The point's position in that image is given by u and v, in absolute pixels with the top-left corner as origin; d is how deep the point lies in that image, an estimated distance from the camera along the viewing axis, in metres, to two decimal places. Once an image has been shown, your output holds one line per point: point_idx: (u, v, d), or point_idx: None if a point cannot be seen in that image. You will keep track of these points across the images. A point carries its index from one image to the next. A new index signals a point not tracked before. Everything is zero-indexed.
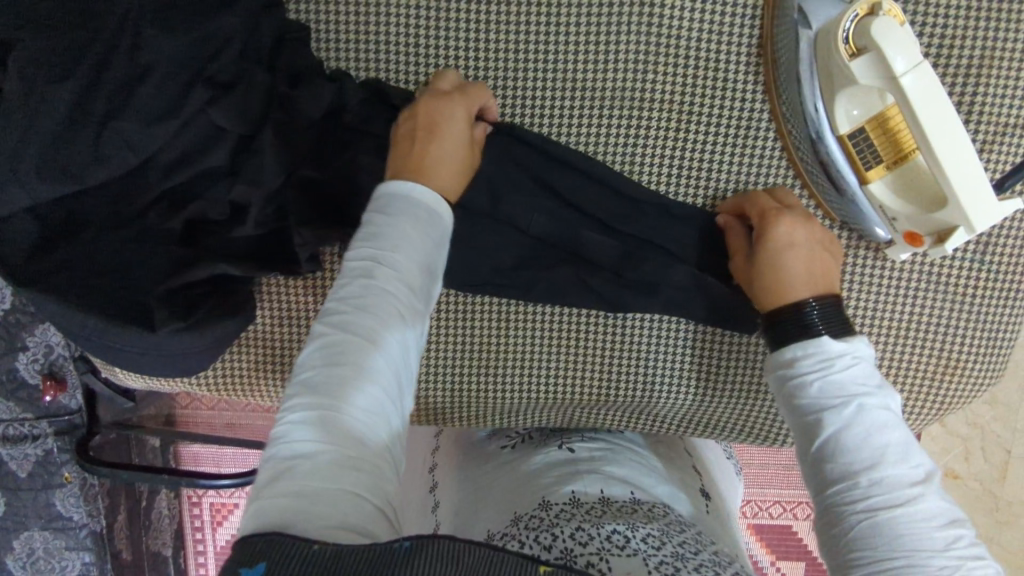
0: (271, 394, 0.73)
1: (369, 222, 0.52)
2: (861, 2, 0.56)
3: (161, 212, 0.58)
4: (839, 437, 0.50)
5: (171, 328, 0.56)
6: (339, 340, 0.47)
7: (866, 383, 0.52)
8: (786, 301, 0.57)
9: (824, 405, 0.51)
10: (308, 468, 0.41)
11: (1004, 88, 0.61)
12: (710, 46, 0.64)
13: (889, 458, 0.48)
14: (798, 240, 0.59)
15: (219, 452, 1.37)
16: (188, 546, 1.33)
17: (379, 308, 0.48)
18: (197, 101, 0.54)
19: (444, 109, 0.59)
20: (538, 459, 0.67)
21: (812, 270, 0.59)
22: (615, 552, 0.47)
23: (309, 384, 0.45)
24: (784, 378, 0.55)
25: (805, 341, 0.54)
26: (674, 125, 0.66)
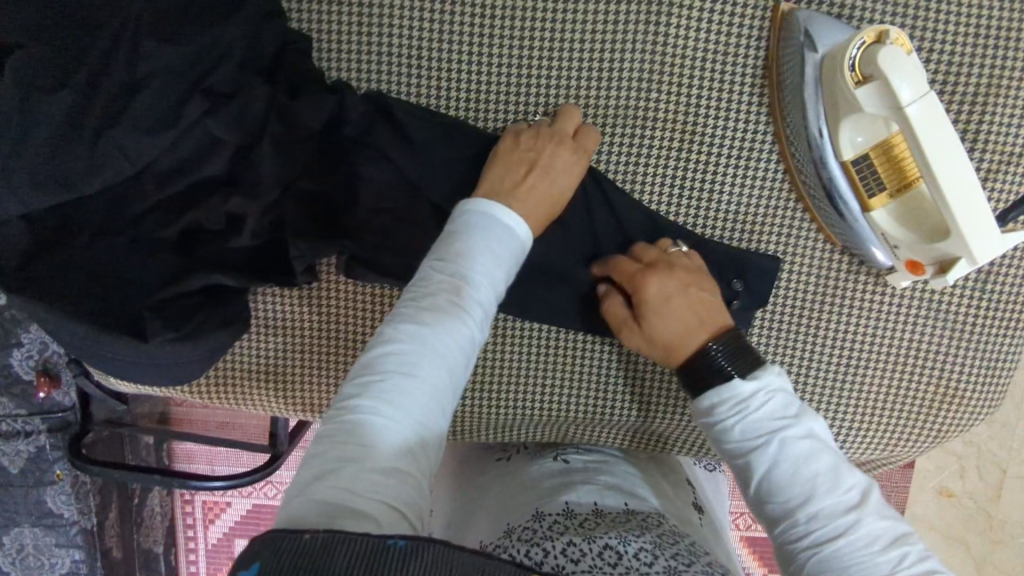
0: (265, 403, 0.73)
1: (456, 239, 0.54)
2: (869, 29, 0.55)
3: (157, 221, 0.57)
4: (768, 477, 0.51)
5: (163, 338, 0.56)
6: (413, 351, 0.48)
7: (783, 415, 0.53)
8: (687, 355, 0.59)
9: (748, 447, 0.52)
10: (356, 468, 0.42)
11: (1011, 118, 0.61)
12: (715, 66, 0.63)
13: (821, 488, 0.49)
14: (674, 295, 0.60)
15: (213, 450, 1.37)
16: (179, 544, 1.33)
17: (454, 330, 0.50)
18: (195, 111, 0.53)
19: (558, 157, 0.61)
20: (534, 469, 0.67)
21: (699, 317, 0.60)
22: (607, 570, 0.46)
23: (378, 382, 0.47)
24: (708, 424, 0.56)
25: (722, 385, 0.55)
26: (676, 144, 0.65)
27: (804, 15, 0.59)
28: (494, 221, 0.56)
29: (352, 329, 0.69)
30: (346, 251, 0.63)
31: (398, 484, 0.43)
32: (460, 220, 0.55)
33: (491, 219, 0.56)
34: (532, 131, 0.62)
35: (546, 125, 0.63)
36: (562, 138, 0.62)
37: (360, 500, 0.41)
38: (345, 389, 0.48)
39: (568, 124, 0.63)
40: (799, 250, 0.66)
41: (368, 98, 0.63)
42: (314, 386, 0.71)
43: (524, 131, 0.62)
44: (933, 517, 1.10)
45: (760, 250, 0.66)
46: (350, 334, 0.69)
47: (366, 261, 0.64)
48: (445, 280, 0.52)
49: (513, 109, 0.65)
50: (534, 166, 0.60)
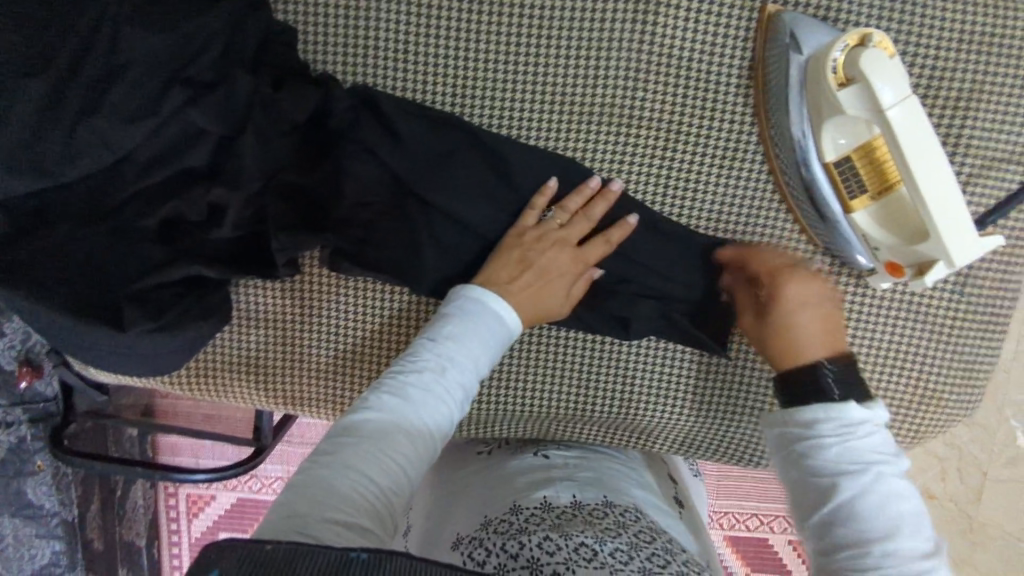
0: (245, 396, 0.73)
1: (448, 323, 0.58)
2: (852, 32, 0.56)
3: (137, 210, 0.57)
4: (854, 503, 0.50)
5: (141, 329, 0.56)
6: (395, 419, 0.51)
7: (883, 451, 0.52)
8: (807, 359, 0.59)
9: (840, 468, 0.51)
10: (325, 516, 0.42)
11: (991, 123, 0.61)
12: (702, 66, 0.63)
13: (903, 529, 0.49)
14: (803, 302, 0.61)
15: (198, 444, 1.36)
16: (162, 536, 1.32)
17: (435, 407, 0.53)
18: (176, 100, 0.53)
19: (551, 257, 0.63)
20: (513, 463, 0.67)
21: (825, 331, 0.61)
22: (582, 564, 0.47)
23: (358, 444, 0.48)
24: (797, 437, 0.55)
25: (828, 403, 0.54)
26: (661, 144, 0.65)
27: (790, 17, 0.60)
28: (488, 307, 0.59)
29: (333, 322, 0.69)
30: (329, 244, 0.63)
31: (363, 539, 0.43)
32: (455, 305, 0.59)
33: (488, 307, 0.59)
34: (536, 231, 0.63)
35: (554, 226, 0.63)
36: (565, 241, 0.63)
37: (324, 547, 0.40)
38: (323, 443, 0.49)
39: (580, 229, 0.64)
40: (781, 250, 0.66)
41: (354, 92, 0.63)
42: (295, 380, 0.71)
43: (528, 231, 0.63)
44: None
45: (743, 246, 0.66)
46: (332, 328, 0.69)
47: (350, 254, 0.63)
48: (432, 358, 0.55)
49: (499, 105, 0.65)
50: (531, 265, 0.62)
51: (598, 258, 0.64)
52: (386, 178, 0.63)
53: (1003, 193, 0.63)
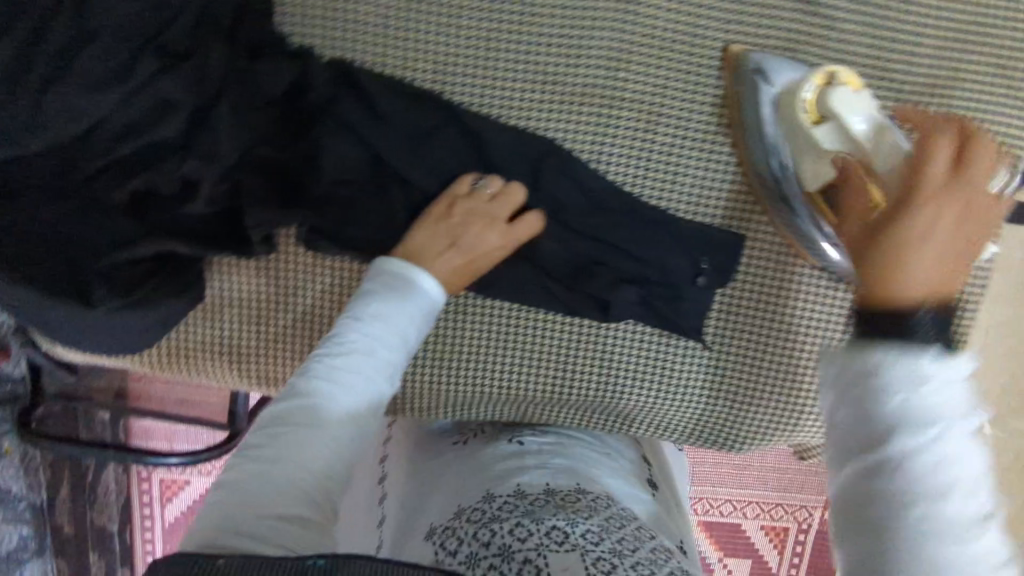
0: (218, 375, 0.71)
1: (374, 302, 0.57)
2: (819, 71, 0.58)
3: (107, 182, 0.55)
4: (903, 462, 0.37)
5: (112, 305, 0.55)
6: (320, 402, 0.50)
7: (950, 410, 0.38)
8: (893, 297, 0.41)
9: (891, 416, 0.38)
10: (259, 512, 0.43)
11: (966, 114, 0.63)
12: (683, 50, 0.64)
13: (954, 493, 0.37)
14: (937, 229, 0.42)
15: (172, 428, 1.35)
16: (135, 522, 1.29)
17: (363, 385, 0.52)
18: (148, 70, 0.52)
19: (480, 229, 0.62)
20: (489, 450, 0.66)
21: (953, 254, 0.42)
22: (553, 547, 0.48)
23: (287, 434, 0.48)
24: (842, 376, 0.41)
25: (920, 351, 0.39)
26: (643, 127, 0.65)
27: (756, 56, 0.62)
28: (416, 284, 0.59)
29: (308, 302, 0.68)
30: (307, 222, 0.62)
31: (301, 532, 0.43)
32: (381, 279, 0.59)
33: (417, 283, 0.59)
34: (470, 203, 0.62)
35: (485, 197, 0.63)
36: (495, 218, 0.62)
37: (258, 546, 0.41)
38: (253, 437, 0.49)
39: (509, 205, 0.63)
40: (757, 235, 0.66)
41: (331, 67, 0.61)
42: (268, 360, 0.70)
43: (461, 199, 0.63)
44: None
45: (721, 227, 0.66)
46: (308, 309, 0.68)
47: (325, 232, 0.63)
48: (361, 336, 0.54)
49: (480, 84, 0.64)
50: (457, 242, 0.61)
51: (527, 236, 0.64)
52: (364, 156, 0.62)
53: None
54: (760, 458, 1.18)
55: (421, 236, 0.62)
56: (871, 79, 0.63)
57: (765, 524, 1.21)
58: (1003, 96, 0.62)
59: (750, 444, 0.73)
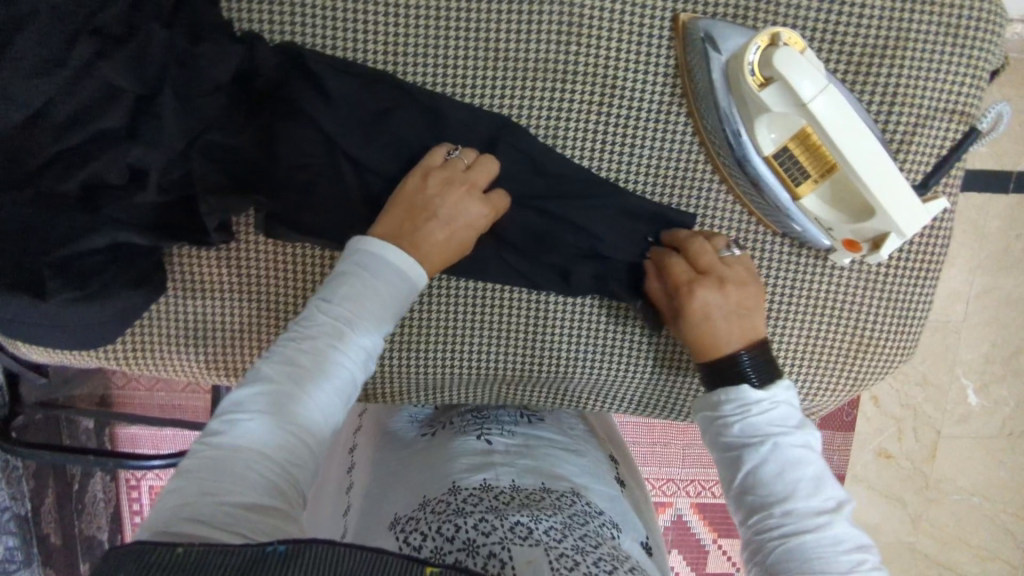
0: (184, 368, 0.71)
1: (346, 281, 0.55)
2: (762, 33, 0.58)
3: (55, 174, 0.54)
4: (757, 470, 0.55)
5: (64, 298, 0.55)
6: (291, 391, 0.49)
7: (782, 424, 0.57)
8: (724, 351, 0.62)
9: (742, 443, 0.57)
10: (214, 499, 0.42)
11: (917, 73, 0.63)
12: (635, 19, 0.63)
13: (801, 491, 0.53)
14: (715, 311, 0.63)
15: (159, 433, 1.34)
16: (125, 531, 1.32)
17: (334, 371, 0.51)
18: (84, 54, 0.51)
19: (454, 201, 0.60)
20: (456, 445, 0.66)
21: (738, 313, 0.63)
22: (517, 542, 0.48)
23: (254, 424, 0.47)
24: (710, 418, 0.60)
25: (730, 388, 0.59)
26: (597, 100, 0.65)
27: (704, 23, 0.62)
28: (387, 262, 0.57)
29: (272, 290, 0.68)
30: (262, 207, 0.63)
31: (257, 517, 0.42)
32: (350, 260, 0.56)
33: (387, 260, 0.57)
34: (444, 172, 0.61)
35: (461, 166, 0.62)
36: (473, 185, 0.61)
37: (216, 533, 0.40)
38: (213, 423, 0.48)
39: (482, 175, 0.62)
40: (718, 207, 0.67)
41: (279, 51, 0.61)
42: (234, 350, 0.70)
43: (435, 170, 0.61)
44: (874, 477, 1.18)
45: (679, 196, 0.67)
46: (272, 297, 0.68)
47: (283, 218, 0.63)
48: (332, 321, 0.53)
49: (432, 63, 0.64)
50: (436, 213, 0.60)
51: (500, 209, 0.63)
52: (317, 138, 0.61)
53: (934, 148, 0.65)
54: None
55: (388, 219, 0.59)
56: (820, 44, 0.63)
57: None
58: (948, 54, 0.63)
59: None
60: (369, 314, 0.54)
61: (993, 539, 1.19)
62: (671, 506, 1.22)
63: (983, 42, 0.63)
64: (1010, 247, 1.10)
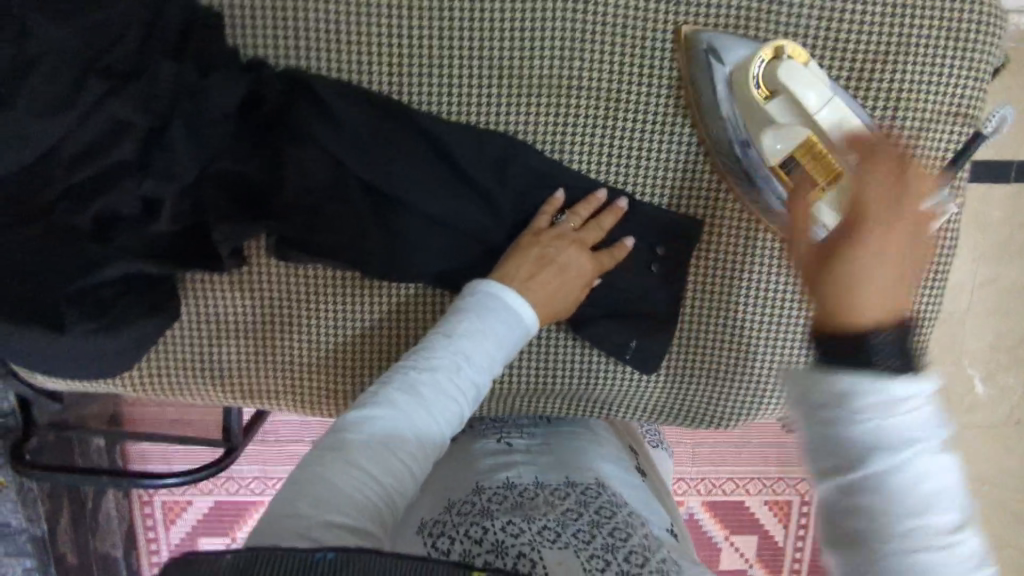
0: (199, 391, 0.71)
1: (465, 318, 0.57)
2: (766, 46, 0.61)
3: (68, 207, 0.55)
4: (893, 487, 0.44)
5: (83, 329, 0.56)
6: (405, 420, 0.50)
7: (922, 427, 0.45)
8: (862, 325, 0.48)
9: (877, 449, 0.45)
10: (325, 514, 0.43)
11: (918, 76, 0.64)
12: (637, 33, 0.64)
13: (937, 508, 0.44)
14: (887, 256, 0.49)
15: (169, 449, 1.35)
16: (141, 546, 1.30)
17: (445, 405, 0.52)
18: (93, 91, 0.52)
19: (570, 252, 0.63)
20: (476, 448, 0.68)
21: (899, 274, 0.49)
22: (547, 543, 0.49)
23: (367, 442, 0.48)
24: (840, 414, 0.46)
25: (873, 376, 0.46)
26: (602, 113, 0.65)
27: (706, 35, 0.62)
28: (504, 302, 0.59)
29: (284, 310, 0.68)
30: (272, 232, 0.62)
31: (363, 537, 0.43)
32: (470, 299, 0.59)
33: (503, 301, 0.59)
34: (555, 232, 0.64)
35: (570, 228, 0.65)
36: (584, 243, 0.64)
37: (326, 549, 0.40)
38: (325, 437, 0.49)
39: (592, 235, 0.65)
40: (722, 215, 0.67)
41: (284, 75, 0.62)
42: (249, 372, 0.70)
43: (546, 231, 0.64)
44: None
45: (683, 206, 0.67)
46: (284, 317, 0.68)
47: (295, 241, 0.63)
48: (446, 353, 0.55)
49: (436, 83, 0.65)
50: (552, 260, 0.62)
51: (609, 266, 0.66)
52: (326, 161, 0.62)
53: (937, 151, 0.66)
54: (755, 434, 1.19)
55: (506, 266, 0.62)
56: (821, 52, 0.63)
57: (769, 499, 1.21)
58: (948, 58, 0.63)
59: (740, 419, 0.72)
60: (483, 354, 0.56)
61: (1006, 528, 1.20)
62: (684, 505, 1.22)
63: (984, 43, 0.63)
64: (1014, 236, 1.10)
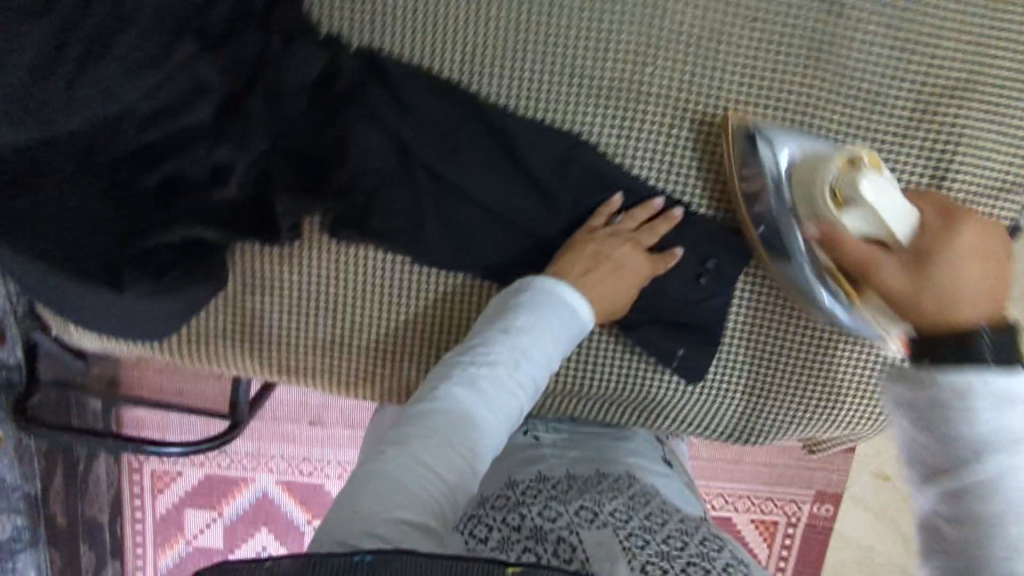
0: (235, 362, 0.70)
1: (521, 314, 0.58)
2: (842, 154, 0.58)
3: (134, 168, 0.55)
4: (1008, 482, 0.40)
5: (139, 291, 0.55)
6: (466, 417, 0.51)
7: None
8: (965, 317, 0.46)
9: (996, 449, 0.41)
10: (388, 512, 0.44)
11: (987, 116, 0.63)
12: (712, 47, 0.64)
13: None
14: (965, 267, 0.50)
15: (165, 418, 1.27)
16: (125, 513, 1.21)
17: (506, 397, 0.54)
18: (185, 50, 0.53)
19: (624, 252, 0.64)
20: (505, 439, 0.69)
21: (989, 274, 0.49)
22: (585, 526, 0.50)
23: (428, 439, 0.49)
24: (940, 398, 0.43)
25: (989, 369, 0.42)
26: (668, 121, 0.65)
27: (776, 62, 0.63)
28: (559, 297, 0.60)
29: (328, 289, 0.68)
30: (331, 211, 0.62)
31: (423, 537, 0.44)
32: (527, 295, 0.59)
33: (558, 295, 0.60)
34: (610, 232, 0.65)
35: (630, 227, 0.65)
36: (640, 243, 0.65)
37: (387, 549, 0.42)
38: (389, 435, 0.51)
39: (648, 238, 0.65)
40: None
41: (359, 54, 0.62)
42: (286, 347, 0.70)
43: (599, 230, 0.65)
44: None
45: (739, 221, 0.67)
46: (328, 296, 0.68)
47: (351, 221, 0.62)
48: (504, 350, 0.56)
49: (507, 77, 0.64)
50: (607, 258, 0.63)
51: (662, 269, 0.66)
52: (391, 145, 0.61)
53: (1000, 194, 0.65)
54: None
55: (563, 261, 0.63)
56: (896, 81, 0.63)
57: None
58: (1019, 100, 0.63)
59: (771, 437, 0.72)
60: (540, 351, 0.57)
61: None
62: None
63: None
64: None
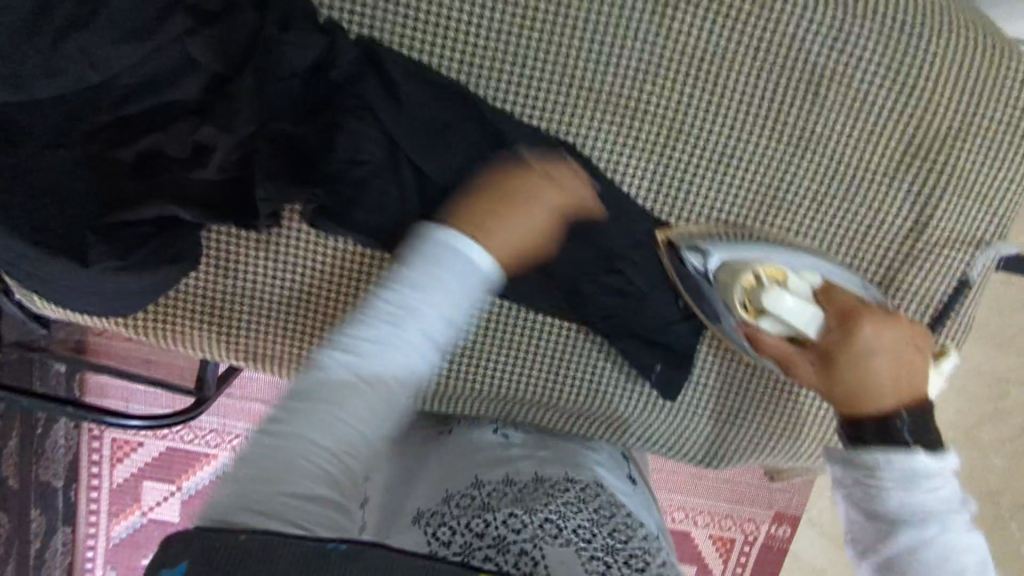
0: (202, 343, 0.69)
1: (420, 268, 0.47)
2: (744, 272, 0.62)
3: (112, 137, 0.55)
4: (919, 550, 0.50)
5: (105, 266, 0.53)
6: (349, 378, 0.45)
7: (946, 499, 0.52)
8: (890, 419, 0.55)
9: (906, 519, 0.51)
10: (285, 492, 0.43)
11: (971, 166, 0.65)
12: (714, 71, 0.63)
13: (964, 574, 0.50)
14: (882, 362, 0.57)
15: (129, 386, 1.23)
16: (81, 484, 1.16)
17: (396, 357, 0.46)
18: (176, 28, 0.53)
19: (572, 188, 0.58)
20: (474, 437, 0.67)
21: (899, 375, 0.57)
22: (548, 540, 0.49)
23: (313, 411, 0.45)
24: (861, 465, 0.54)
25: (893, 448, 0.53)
26: (660, 143, 0.65)
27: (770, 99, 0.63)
28: (459, 250, 0.49)
29: (306, 276, 0.66)
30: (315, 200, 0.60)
31: (325, 512, 0.43)
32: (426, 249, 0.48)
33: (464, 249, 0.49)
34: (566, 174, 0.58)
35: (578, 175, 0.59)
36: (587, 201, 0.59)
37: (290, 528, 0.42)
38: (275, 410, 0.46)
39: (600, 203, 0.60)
40: None
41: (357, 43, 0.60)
42: (257, 333, 0.68)
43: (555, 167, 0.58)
44: None
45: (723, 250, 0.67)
46: (305, 283, 0.67)
47: (333, 213, 0.61)
48: (395, 312, 0.46)
49: (505, 81, 0.64)
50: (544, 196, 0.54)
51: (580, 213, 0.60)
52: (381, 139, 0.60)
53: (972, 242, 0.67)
54: None
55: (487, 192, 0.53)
56: (890, 124, 0.64)
57: None
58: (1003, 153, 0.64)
59: (736, 463, 0.73)
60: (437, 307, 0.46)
61: None
62: None
63: None
64: None
